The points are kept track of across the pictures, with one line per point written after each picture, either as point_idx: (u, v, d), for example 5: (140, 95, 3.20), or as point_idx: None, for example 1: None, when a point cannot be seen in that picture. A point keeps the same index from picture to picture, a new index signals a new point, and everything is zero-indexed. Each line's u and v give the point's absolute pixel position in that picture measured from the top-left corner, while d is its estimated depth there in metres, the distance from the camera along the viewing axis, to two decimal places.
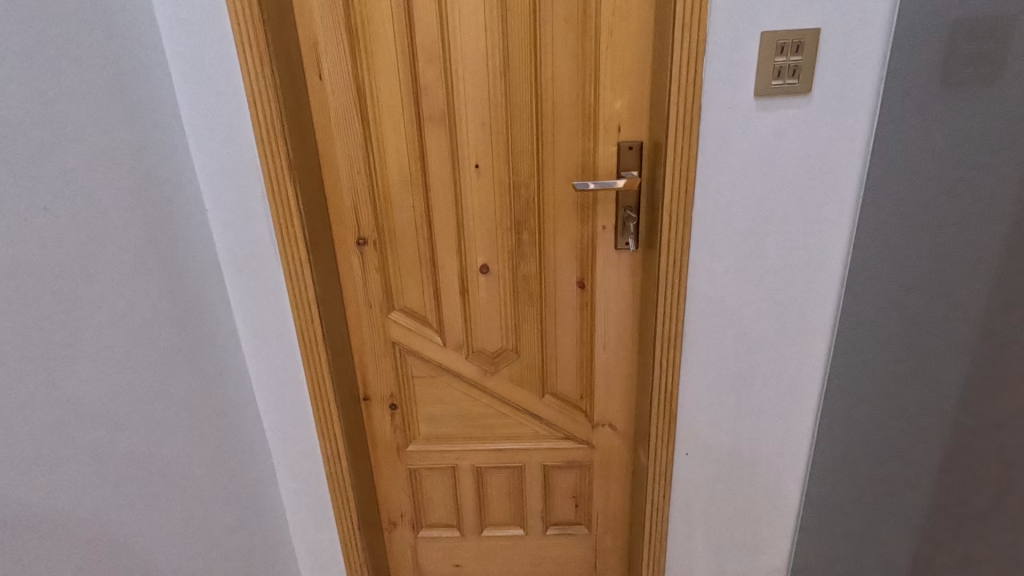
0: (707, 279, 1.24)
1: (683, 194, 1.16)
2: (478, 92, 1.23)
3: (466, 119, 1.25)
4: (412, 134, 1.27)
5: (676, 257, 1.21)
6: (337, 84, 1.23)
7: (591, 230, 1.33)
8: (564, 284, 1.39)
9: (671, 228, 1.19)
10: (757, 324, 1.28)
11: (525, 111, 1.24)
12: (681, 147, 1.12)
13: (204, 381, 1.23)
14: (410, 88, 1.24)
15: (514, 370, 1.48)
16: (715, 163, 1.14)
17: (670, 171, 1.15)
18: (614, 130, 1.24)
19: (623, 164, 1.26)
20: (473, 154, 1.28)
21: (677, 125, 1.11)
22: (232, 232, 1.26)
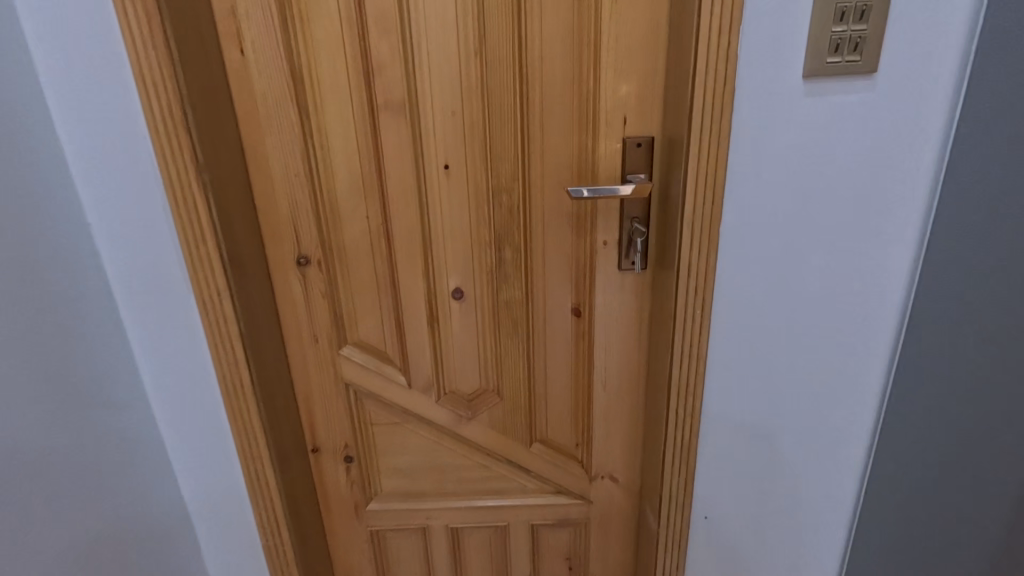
0: (736, 311, 0.99)
1: (708, 204, 0.91)
2: (447, 74, 0.97)
3: (431, 108, 0.99)
4: (364, 126, 1.01)
5: (697, 283, 0.96)
6: (265, 62, 0.96)
7: (588, 246, 1.08)
8: (555, 312, 1.14)
9: (689, 246, 0.94)
10: (797, 364, 1.03)
11: (507, 98, 0.98)
12: (709, 146, 0.87)
13: (79, 444, 0.96)
14: (358, 66, 0.97)
15: (495, 415, 1.22)
16: (750, 165, 0.89)
17: (693, 176, 0.89)
18: (618, 122, 0.99)
19: (630, 167, 1.01)
20: (442, 153, 1.02)
21: (703, 114, 0.86)
22: (127, 253, 0.97)
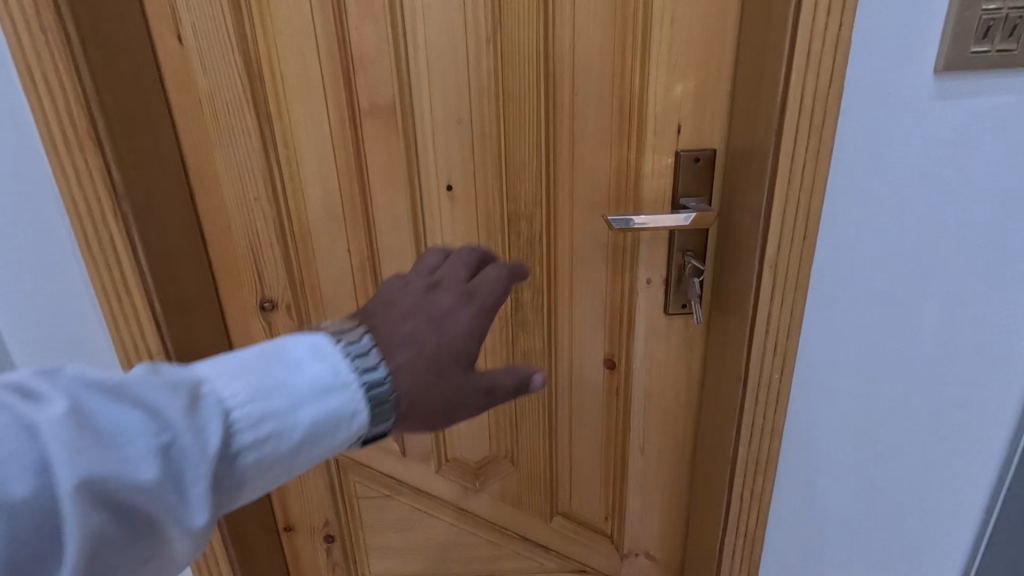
0: (820, 375, 0.77)
1: (796, 242, 0.69)
2: (451, 70, 0.75)
3: (431, 113, 0.77)
4: (343, 135, 0.78)
5: (776, 344, 0.74)
6: (211, 53, 0.73)
7: (627, 286, 0.86)
8: (584, 364, 0.92)
9: (768, 296, 0.72)
10: (895, 439, 0.81)
11: (528, 99, 0.76)
12: (803, 167, 0.65)
13: None
14: (334, 58, 0.74)
15: (508, 485, 1.00)
16: (855, 190, 0.67)
17: (778, 205, 0.67)
18: (671, 131, 0.77)
19: (684, 188, 0.79)
20: (443, 171, 0.79)
21: (798, 123, 0.64)
22: (32, 305, 0.75)
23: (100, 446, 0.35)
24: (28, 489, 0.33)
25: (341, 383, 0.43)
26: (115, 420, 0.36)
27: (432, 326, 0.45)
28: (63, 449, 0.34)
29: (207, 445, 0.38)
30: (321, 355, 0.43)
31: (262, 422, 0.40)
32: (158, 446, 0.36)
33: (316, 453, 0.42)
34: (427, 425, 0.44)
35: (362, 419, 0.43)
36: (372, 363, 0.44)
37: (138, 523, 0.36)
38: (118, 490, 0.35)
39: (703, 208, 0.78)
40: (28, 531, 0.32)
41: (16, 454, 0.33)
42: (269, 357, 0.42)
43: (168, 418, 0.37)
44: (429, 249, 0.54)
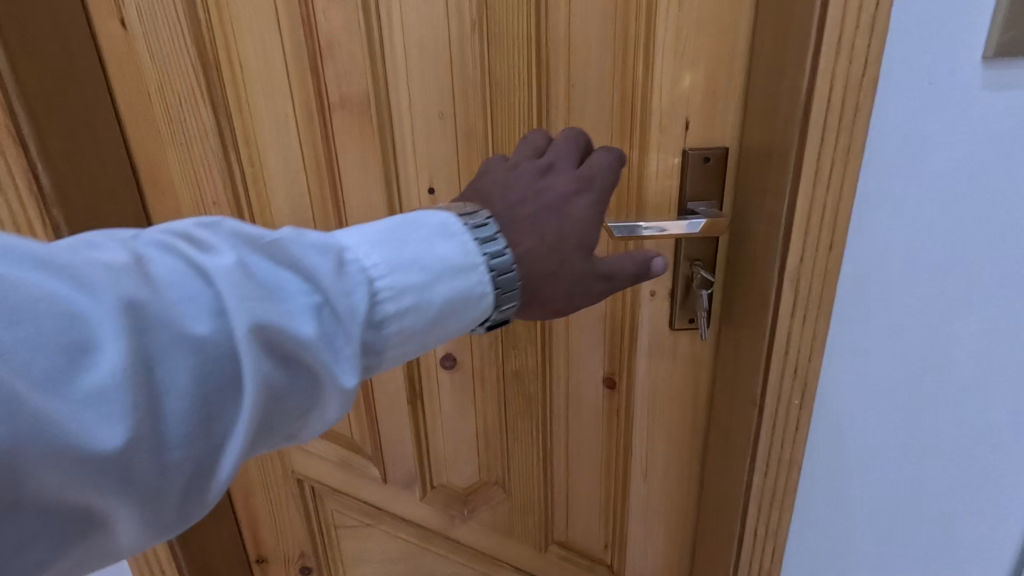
0: (845, 401, 0.69)
1: (821, 254, 0.61)
2: (431, 60, 0.67)
3: (409, 108, 0.69)
4: (312, 134, 0.70)
5: (797, 367, 0.66)
6: (162, 44, 0.66)
7: (628, 300, 0.78)
8: (581, 384, 0.84)
9: (789, 314, 0.64)
10: (930, 471, 0.72)
11: (517, 92, 0.67)
12: (830, 169, 0.57)
13: None
14: (297, 46, 0.66)
15: (500, 513, 0.92)
16: (887, 195, 0.60)
17: (802, 213, 0.59)
18: (678, 128, 0.68)
19: (692, 191, 0.70)
20: (424, 173, 0.71)
21: (827, 120, 0.56)
22: None
23: (268, 297, 0.42)
24: (214, 327, 0.40)
25: (468, 264, 0.50)
26: (275, 277, 0.44)
27: (553, 213, 0.53)
28: (236, 296, 0.41)
29: (356, 307, 0.45)
30: (450, 234, 0.50)
31: (401, 293, 0.47)
32: (316, 303, 0.44)
33: (448, 325, 0.50)
34: (549, 306, 0.53)
35: (487, 300, 0.51)
36: (499, 248, 0.51)
37: (300, 367, 0.44)
38: (282, 337, 0.42)
39: (714, 214, 0.69)
40: (217, 362, 0.40)
41: (203, 295, 0.41)
42: (404, 233, 0.49)
43: (323, 279, 0.44)
44: (532, 130, 0.61)
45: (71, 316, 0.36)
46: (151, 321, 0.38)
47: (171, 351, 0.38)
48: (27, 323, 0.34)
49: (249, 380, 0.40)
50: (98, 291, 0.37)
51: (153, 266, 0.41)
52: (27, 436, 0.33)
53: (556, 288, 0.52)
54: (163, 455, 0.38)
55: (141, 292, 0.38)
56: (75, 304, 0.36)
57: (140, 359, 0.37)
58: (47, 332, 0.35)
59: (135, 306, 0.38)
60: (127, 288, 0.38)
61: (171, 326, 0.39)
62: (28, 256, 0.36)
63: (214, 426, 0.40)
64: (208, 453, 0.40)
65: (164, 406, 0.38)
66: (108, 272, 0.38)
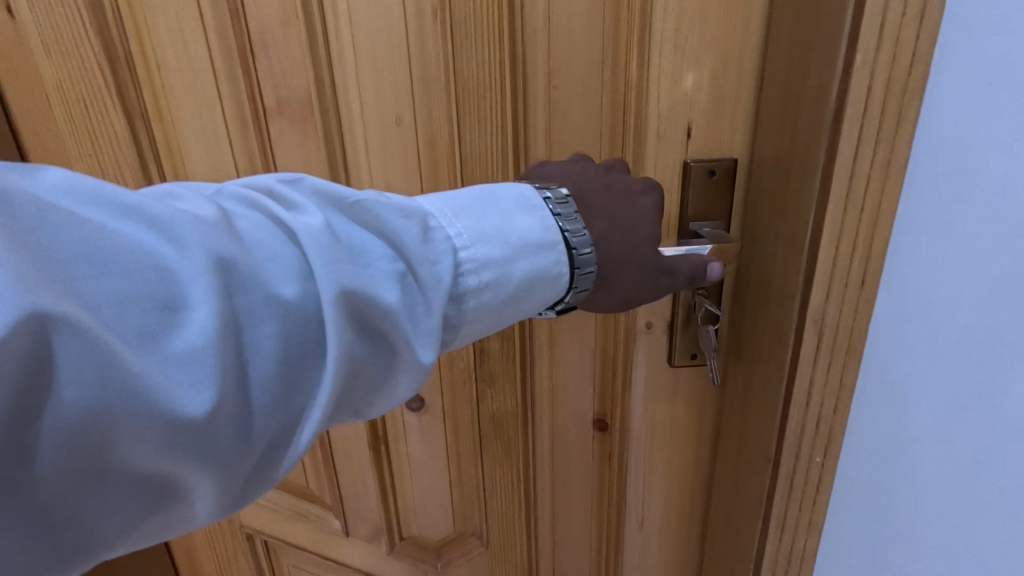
0: (873, 460, 0.59)
1: (851, 290, 0.50)
2: (386, 58, 0.56)
3: (361, 112, 0.58)
4: (245, 145, 0.59)
5: (819, 419, 0.56)
6: (59, 39, 0.55)
7: (621, 335, 0.68)
8: (568, 426, 0.74)
9: (811, 359, 0.54)
10: (978, 541, 0.61)
11: (488, 93, 0.57)
12: (865, 189, 0.47)
13: None
14: (224, 38, 0.55)
15: (477, 566, 0.82)
16: (931, 219, 0.49)
17: (829, 240, 0.49)
18: (679, 137, 0.57)
19: (694, 210, 0.60)
20: (381, 189, 0.61)
21: (863, 129, 0.45)
22: None
23: (350, 261, 0.39)
24: (300, 291, 0.38)
25: (548, 241, 0.47)
26: (357, 241, 0.41)
27: (625, 204, 0.52)
28: (326, 261, 0.38)
29: (433, 276, 0.42)
30: (531, 209, 0.48)
31: (485, 265, 0.45)
32: (395, 271, 0.41)
33: (525, 303, 0.47)
34: (614, 296, 0.52)
35: (562, 283, 0.48)
36: (579, 228, 0.48)
37: (377, 338, 0.42)
38: (364, 304, 0.40)
39: (722, 237, 0.59)
40: (301, 327, 0.38)
41: (289, 256, 0.38)
42: (486, 205, 0.47)
43: (401, 246, 0.42)
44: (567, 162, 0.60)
45: (163, 273, 0.33)
46: (238, 281, 0.36)
47: (257, 317, 0.36)
48: (124, 275, 0.32)
49: (331, 348, 0.38)
50: (185, 245, 0.34)
51: (237, 224, 0.38)
52: (121, 394, 0.31)
53: (626, 275, 0.51)
54: (246, 420, 0.36)
55: (226, 250, 0.36)
56: (168, 258, 0.34)
57: (229, 321, 0.35)
58: (143, 285, 0.32)
59: (225, 263, 0.35)
60: (214, 245, 0.35)
61: (258, 287, 0.36)
62: (122, 205, 0.33)
63: (295, 392, 0.38)
64: (284, 420, 0.38)
65: (248, 370, 0.36)
66: (197, 226, 0.35)
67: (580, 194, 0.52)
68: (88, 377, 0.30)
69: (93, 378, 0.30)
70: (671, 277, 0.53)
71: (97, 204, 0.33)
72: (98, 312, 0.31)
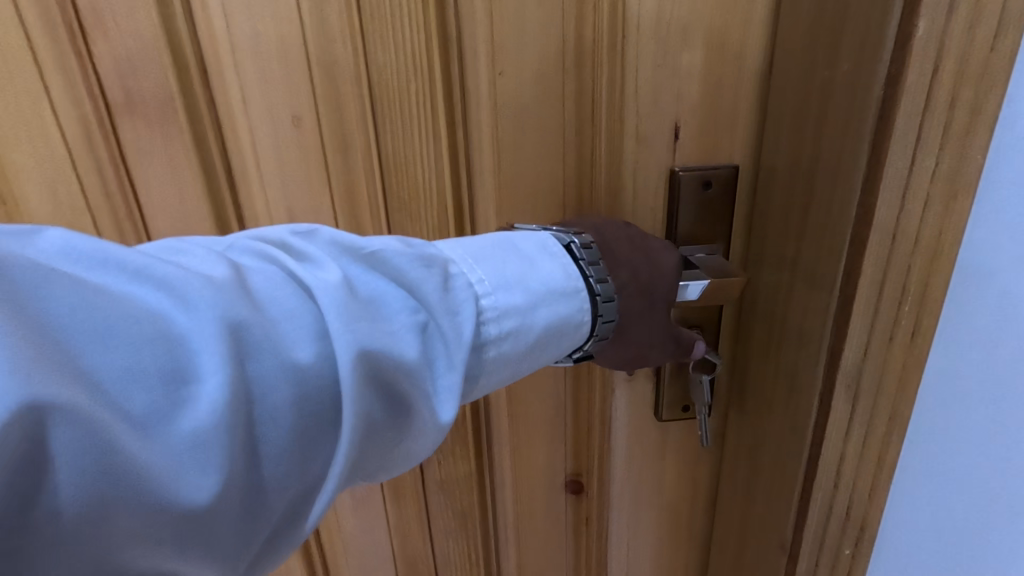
0: (914, 546, 0.47)
1: (899, 344, 0.38)
2: (274, 38, 0.42)
3: (245, 110, 0.44)
4: (88, 155, 0.45)
5: (851, 505, 0.43)
6: None
7: (597, 383, 0.55)
8: (535, 493, 0.60)
9: (843, 431, 0.41)
10: None
11: (412, 84, 0.43)
12: (919, 208, 0.34)
13: None
14: (47, 13, 0.41)
15: None
16: (998, 246, 0.38)
17: (871, 275, 0.37)
18: (663, 138, 0.44)
19: (685, 230, 0.46)
20: (280, 210, 0.47)
21: (923, 128, 0.33)
22: None
23: (369, 316, 0.29)
24: (317, 356, 0.26)
25: (572, 285, 0.38)
26: (372, 293, 0.30)
27: (647, 260, 0.42)
28: (344, 314, 0.27)
29: (460, 333, 0.32)
30: (552, 255, 0.38)
31: (509, 313, 0.35)
32: (416, 326, 0.31)
33: (548, 355, 0.37)
34: (621, 358, 0.43)
35: (584, 330, 0.39)
36: (603, 273, 0.39)
37: (398, 417, 0.30)
38: (386, 373, 0.29)
39: (721, 268, 0.46)
40: (320, 407, 0.26)
41: (304, 313, 0.27)
42: (507, 248, 0.37)
43: (418, 293, 0.31)
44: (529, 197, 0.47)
45: (169, 341, 0.23)
46: (253, 350, 0.25)
47: (274, 387, 0.25)
48: (126, 344, 0.22)
49: (350, 433, 0.27)
50: (195, 301, 0.24)
51: (251, 277, 0.27)
52: (123, 505, 0.21)
53: (641, 335, 0.42)
54: (252, 540, 0.25)
55: (240, 308, 0.25)
56: (170, 325, 0.23)
57: (244, 403, 0.24)
58: (144, 361, 0.22)
59: (241, 330, 0.25)
60: (228, 305, 0.25)
61: (275, 357, 0.25)
62: (122, 263, 0.24)
63: (313, 492, 0.27)
64: (289, 537, 0.27)
65: (263, 472, 0.25)
66: (204, 282, 0.25)
67: (600, 241, 0.42)
68: (74, 496, 0.20)
69: (82, 488, 0.20)
70: (677, 343, 0.44)
71: (94, 263, 0.23)
72: (92, 395, 0.21)
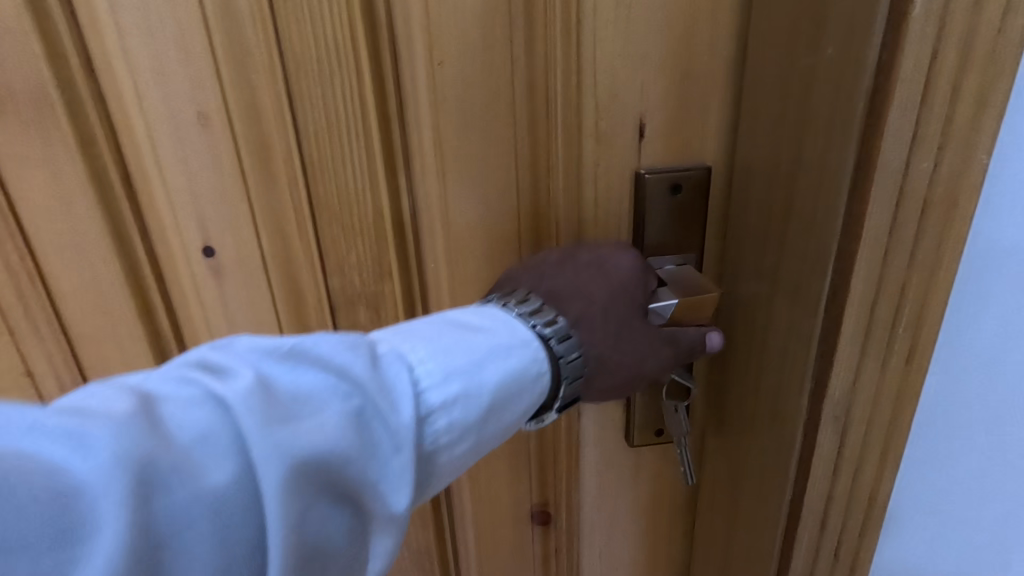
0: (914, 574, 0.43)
1: (894, 369, 0.35)
2: (171, 23, 0.36)
3: (140, 107, 0.38)
4: None
5: (840, 539, 0.40)
6: None
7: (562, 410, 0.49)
8: (497, 527, 0.55)
9: (830, 465, 0.38)
10: None
11: (337, 75, 0.37)
12: (915, 220, 0.31)
13: None
14: None
15: None
16: (1006, 255, 0.34)
17: (862, 291, 0.33)
18: (628, 137, 0.39)
19: (654, 239, 0.41)
20: (190, 221, 0.41)
21: (919, 128, 0.29)
22: None
23: (291, 421, 0.27)
24: (233, 475, 0.25)
25: (519, 340, 0.36)
26: (297, 392, 0.28)
27: (599, 276, 0.38)
28: (259, 424, 0.26)
29: (401, 418, 0.29)
30: (492, 318, 0.37)
31: (449, 380, 0.33)
32: (349, 422, 0.28)
33: (505, 417, 0.35)
34: (614, 384, 0.39)
35: (544, 378, 0.37)
36: (549, 315, 0.38)
37: (347, 518, 0.28)
38: (318, 481, 0.26)
39: (685, 282, 0.40)
40: (243, 525, 0.25)
41: (221, 428, 0.26)
42: (443, 325, 0.35)
43: (351, 378, 0.29)
44: (478, 208, 0.41)
45: (69, 490, 0.22)
46: (163, 482, 0.24)
47: (189, 517, 0.24)
48: (25, 500, 0.21)
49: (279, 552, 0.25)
50: (102, 439, 0.23)
51: (171, 402, 0.26)
52: None
53: (625, 357, 0.38)
54: None
55: (147, 444, 0.24)
56: (74, 474, 0.23)
57: (155, 540, 0.23)
58: (43, 521, 0.22)
59: (149, 466, 0.24)
60: (134, 442, 0.24)
61: (187, 484, 0.24)
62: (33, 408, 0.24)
63: None
64: None
65: None
66: (117, 419, 0.24)
67: (546, 287, 0.38)
68: None
69: None
70: (674, 347, 0.39)
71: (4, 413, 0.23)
72: None
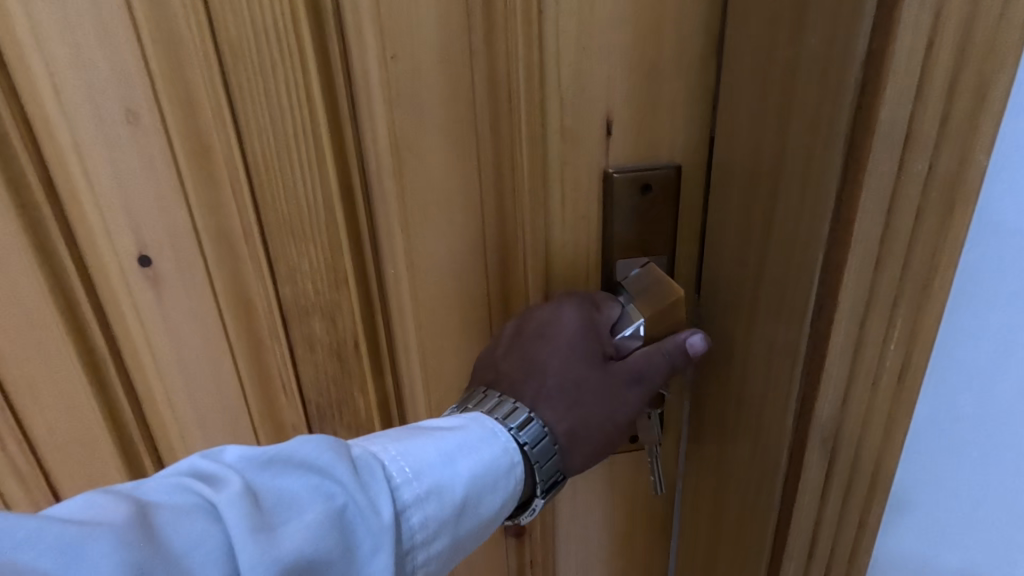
0: None
1: (885, 389, 0.32)
2: (93, 14, 0.32)
3: (58, 102, 0.34)
4: None
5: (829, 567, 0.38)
6: None
7: None
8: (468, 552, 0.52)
9: (817, 489, 0.35)
10: None
11: (277, 66, 0.33)
12: (907, 225, 0.28)
13: None
14: None
15: None
16: (1001, 270, 0.31)
17: (851, 304, 0.30)
18: (599, 141, 0.36)
19: (622, 242, 0.38)
20: (122, 228, 0.37)
21: (912, 129, 0.27)
22: None
23: (276, 530, 0.27)
24: None
25: (491, 435, 0.36)
26: (284, 497, 0.28)
27: (558, 351, 0.38)
28: (247, 533, 0.26)
29: (384, 517, 0.29)
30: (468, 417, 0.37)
31: (427, 478, 0.32)
32: (332, 522, 0.28)
33: (482, 514, 0.35)
34: (596, 447, 0.39)
35: (518, 472, 0.37)
36: (514, 408, 0.38)
37: None
38: None
39: (650, 290, 0.38)
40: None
41: (212, 534, 0.26)
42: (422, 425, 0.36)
43: (334, 476, 0.29)
44: (439, 214, 0.38)
45: None
46: None
47: None
48: None
49: None
50: (93, 552, 0.23)
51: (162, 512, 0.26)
52: None
53: (598, 418, 0.38)
54: None
55: (139, 555, 0.24)
56: None
57: None
58: None
59: None
60: (126, 552, 0.23)
61: None
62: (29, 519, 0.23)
63: None
64: None
65: None
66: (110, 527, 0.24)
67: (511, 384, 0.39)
68: None
69: None
70: (640, 386, 0.38)
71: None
72: None
